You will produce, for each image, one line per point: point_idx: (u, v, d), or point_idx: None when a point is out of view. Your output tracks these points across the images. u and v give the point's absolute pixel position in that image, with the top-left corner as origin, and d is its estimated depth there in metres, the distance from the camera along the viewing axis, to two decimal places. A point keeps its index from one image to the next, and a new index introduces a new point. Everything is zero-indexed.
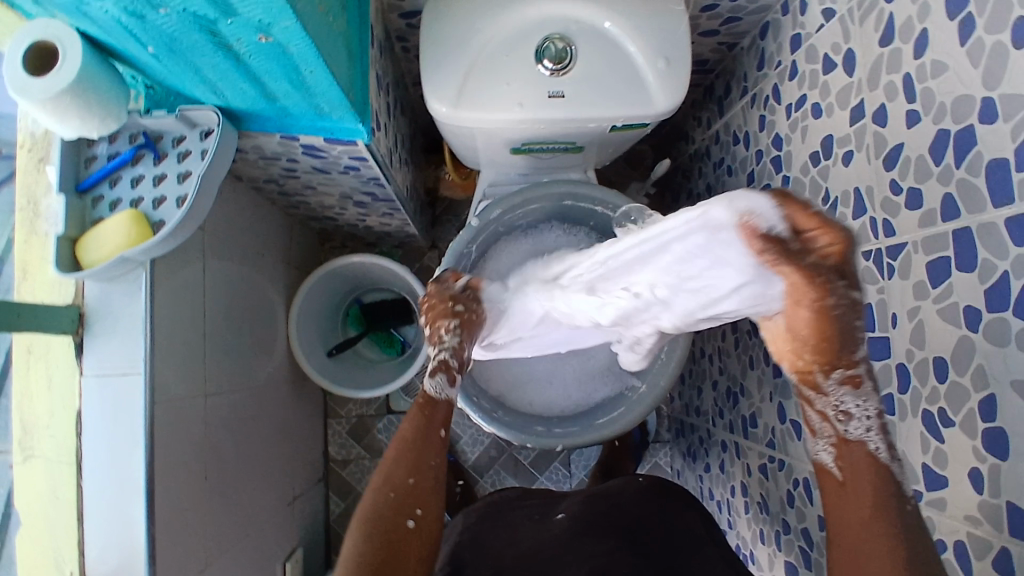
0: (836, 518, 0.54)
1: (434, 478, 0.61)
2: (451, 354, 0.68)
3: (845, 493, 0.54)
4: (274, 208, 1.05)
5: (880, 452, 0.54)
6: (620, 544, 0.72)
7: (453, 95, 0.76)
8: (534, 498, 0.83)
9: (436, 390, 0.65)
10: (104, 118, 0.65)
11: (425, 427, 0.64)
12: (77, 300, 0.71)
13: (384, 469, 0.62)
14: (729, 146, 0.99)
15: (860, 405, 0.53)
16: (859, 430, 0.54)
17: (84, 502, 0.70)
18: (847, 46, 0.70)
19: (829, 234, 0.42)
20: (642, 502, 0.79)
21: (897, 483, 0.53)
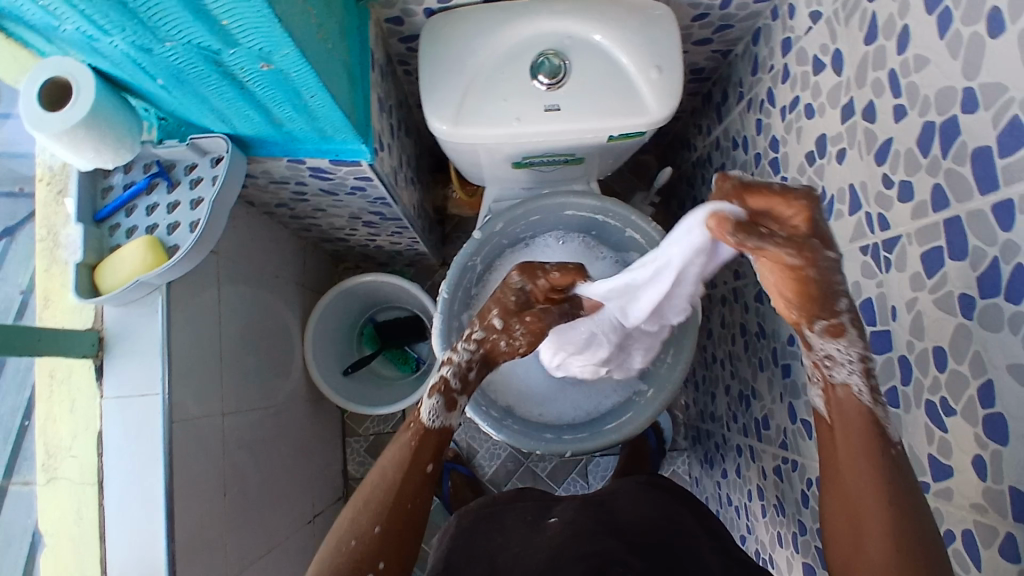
0: (828, 460, 0.58)
1: (410, 518, 0.61)
2: (453, 373, 0.70)
3: (837, 437, 0.57)
4: (287, 231, 1.08)
5: (866, 398, 0.56)
6: (611, 538, 0.73)
7: (452, 113, 0.78)
8: (528, 498, 0.81)
9: (434, 414, 0.66)
10: (117, 149, 0.68)
11: (403, 467, 0.63)
12: (96, 325, 0.74)
13: (352, 511, 0.61)
14: (729, 151, 1.01)
15: (843, 351, 0.56)
16: (843, 374, 0.57)
17: (107, 519, 0.73)
18: (834, 47, 0.71)
19: (795, 196, 0.51)
20: (636, 502, 0.80)
21: (886, 432, 0.55)
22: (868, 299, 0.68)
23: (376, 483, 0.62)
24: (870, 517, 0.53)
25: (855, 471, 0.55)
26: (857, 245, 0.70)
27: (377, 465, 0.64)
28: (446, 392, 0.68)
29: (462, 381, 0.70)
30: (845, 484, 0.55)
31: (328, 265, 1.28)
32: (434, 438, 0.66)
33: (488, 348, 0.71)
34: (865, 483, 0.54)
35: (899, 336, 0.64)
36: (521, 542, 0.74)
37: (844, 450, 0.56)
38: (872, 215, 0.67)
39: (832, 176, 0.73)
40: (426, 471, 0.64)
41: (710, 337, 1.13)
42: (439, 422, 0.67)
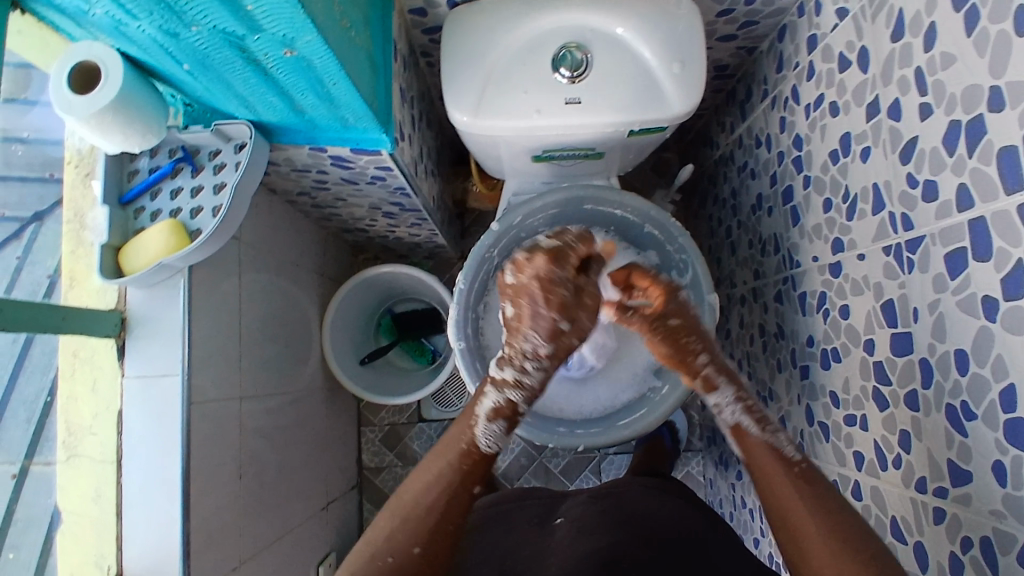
0: (769, 505, 0.60)
1: (452, 539, 0.59)
2: (503, 394, 0.63)
3: (762, 482, 0.61)
4: (308, 221, 1.09)
5: (758, 430, 0.63)
6: (618, 530, 0.70)
7: (473, 105, 0.78)
8: (534, 498, 0.83)
9: (491, 442, 0.62)
10: (144, 134, 0.69)
11: (451, 489, 0.60)
12: (120, 306, 0.75)
13: (392, 524, 0.59)
14: (752, 150, 1.00)
15: (723, 397, 0.66)
16: (733, 413, 0.65)
17: (124, 496, 0.74)
18: (861, 43, 0.70)
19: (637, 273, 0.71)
20: (644, 501, 0.78)
21: (789, 455, 0.61)
22: (889, 300, 0.67)
23: (420, 499, 0.60)
24: (803, 518, 0.57)
25: (788, 496, 0.58)
26: (879, 245, 0.68)
27: (416, 474, 0.62)
28: (501, 415, 0.63)
29: (519, 397, 0.63)
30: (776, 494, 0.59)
31: (348, 255, 1.29)
32: (481, 462, 0.62)
33: (558, 351, 0.63)
34: (791, 492, 0.58)
35: (920, 338, 0.63)
36: (531, 542, 0.74)
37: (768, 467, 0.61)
38: (896, 215, 0.66)
39: (856, 175, 0.72)
40: (472, 492, 0.61)
41: (728, 336, 1.12)
42: (497, 446, 0.62)
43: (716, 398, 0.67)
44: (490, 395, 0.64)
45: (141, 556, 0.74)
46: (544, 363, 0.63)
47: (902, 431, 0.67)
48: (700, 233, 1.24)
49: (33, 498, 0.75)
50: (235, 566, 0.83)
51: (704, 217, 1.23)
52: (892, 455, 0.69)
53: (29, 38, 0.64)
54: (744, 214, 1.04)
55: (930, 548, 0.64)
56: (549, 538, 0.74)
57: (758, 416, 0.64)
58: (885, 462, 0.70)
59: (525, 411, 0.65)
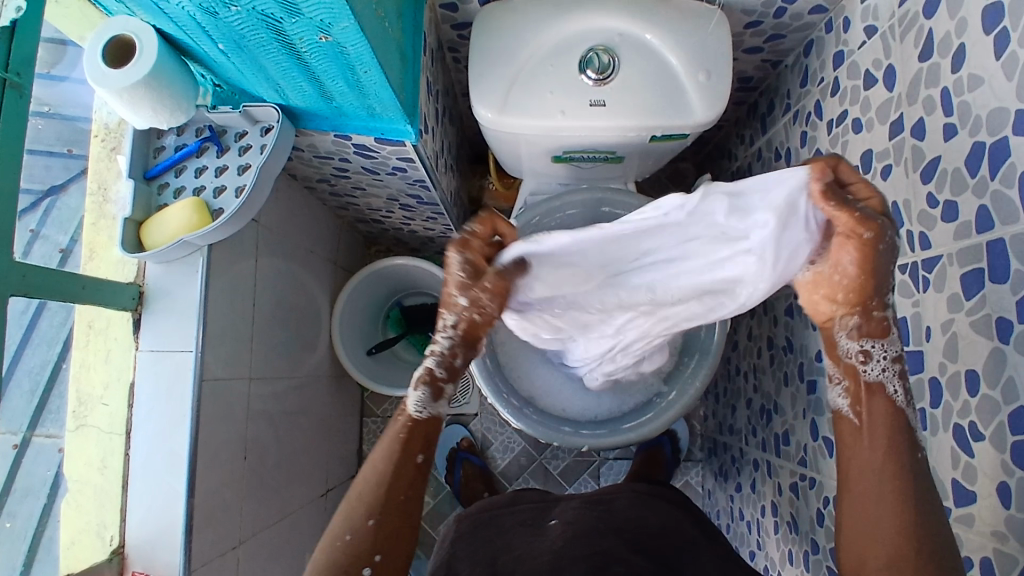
0: (847, 458, 0.59)
1: (402, 511, 0.62)
2: (439, 360, 0.63)
3: (861, 435, 0.58)
4: (325, 208, 1.10)
5: (898, 396, 0.58)
6: (611, 536, 0.70)
7: (498, 101, 0.79)
8: (526, 502, 0.83)
9: (417, 407, 0.63)
10: (173, 111, 0.70)
11: (392, 460, 0.62)
12: (138, 280, 0.76)
13: (348, 504, 0.62)
14: (771, 163, 1.00)
15: (880, 346, 0.57)
16: (878, 372, 0.58)
17: (131, 468, 0.75)
18: (888, 62, 0.71)
19: (868, 188, 0.52)
20: (635, 507, 0.77)
21: (908, 428, 0.57)
22: (902, 318, 0.68)
23: (369, 477, 0.62)
24: (883, 521, 0.55)
25: (871, 458, 0.57)
26: (895, 263, 0.69)
27: (371, 455, 0.63)
28: (433, 384, 0.63)
29: (446, 366, 0.63)
30: (862, 483, 0.57)
31: (361, 246, 1.30)
32: (425, 430, 0.64)
33: (466, 327, 0.61)
34: (881, 490, 0.55)
35: (931, 357, 0.63)
36: (523, 544, 0.73)
37: (864, 451, 0.58)
38: (913, 233, 0.66)
39: (875, 192, 0.73)
40: (416, 461, 0.63)
41: (735, 348, 1.12)
42: (429, 412, 0.64)
43: (864, 342, 0.57)
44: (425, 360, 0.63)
45: (142, 528, 0.74)
46: (456, 339, 0.62)
47: None
48: None
49: (33, 468, 0.72)
50: (233, 545, 0.84)
51: None
52: None
53: (70, 7, 0.66)
54: None
55: None
56: (541, 540, 0.72)
57: (907, 386, 0.58)
58: None
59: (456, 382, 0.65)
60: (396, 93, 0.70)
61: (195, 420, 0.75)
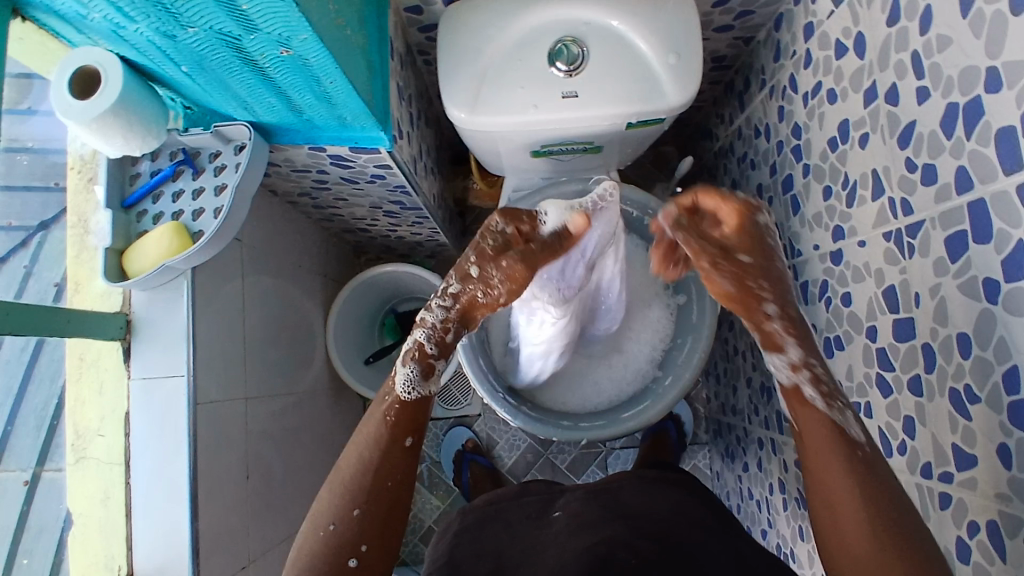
0: (811, 473, 0.59)
1: (391, 495, 0.63)
2: (431, 333, 0.68)
3: (805, 440, 0.61)
4: (310, 221, 1.10)
5: (819, 401, 0.61)
6: (617, 523, 0.69)
7: (470, 101, 0.79)
8: (534, 493, 0.82)
9: (406, 384, 0.65)
10: (145, 137, 0.70)
11: (380, 446, 0.64)
12: (124, 309, 0.76)
13: (328, 493, 0.63)
14: (751, 140, 1.00)
15: (783, 358, 0.64)
16: (790, 378, 0.63)
17: (133, 497, 0.74)
18: (856, 30, 0.70)
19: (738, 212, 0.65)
20: (642, 495, 0.76)
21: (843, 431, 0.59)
22: (890, 286, 0.67)
23: (354, 460, 0.64)
24: (853, 530, 0.55)
25: (830, 467, 0.58)
26: (879, 232, 0.68)
27: (358, 434, 0.65)
28: (424, 358, 0.67)
29: (434, 338, 0.68)
30: (831, 496, 0.57)
31: (350, 256, 1.30)
32: (413, 411, 0.66)
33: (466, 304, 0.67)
34: (848, 498, 0.56)
35: (922, 323, 0.63)
36: (529, 537, 0.73)
37: (829, 466, 0.58)
38: (895, 200, 0.65)
39: (855, 161, 0.72)
40: (405, 444, 0.65)
41: (732, 328, 1.11)
42: (417, 393, 0.66)
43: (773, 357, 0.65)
44: (415, 336, 0.68)
45: (149, 556, 0.74)
46: (446, 309, 0.67)
47: (907, 417, 0.67)
48: None
49: (43, 505, 0.74)
50: (242, 566, 0.84)
51: None
52: (898, 442, 0.69)
53: (31, 42, 0.64)
54: None
55: (935, 532, 0.64)
56: (546, 533, 0.72)
57: (825, 389, 0.61)
58: (890, 449, 0.70)
59: (444, 363, 0.69)
60: (365, 100, 0.69)
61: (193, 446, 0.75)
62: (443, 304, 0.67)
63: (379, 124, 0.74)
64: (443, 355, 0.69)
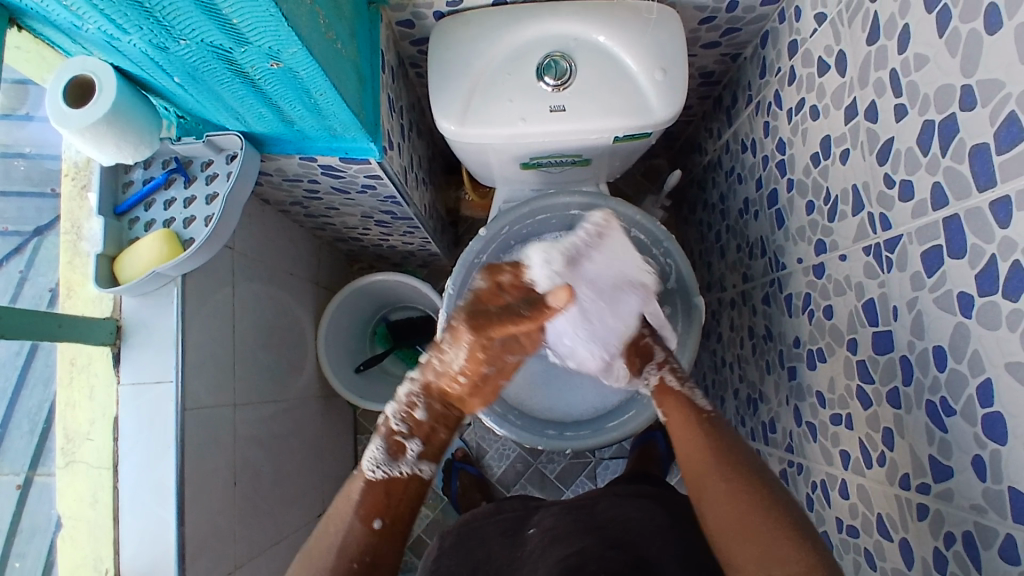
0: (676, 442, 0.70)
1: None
2: (402, 416, 0.69)
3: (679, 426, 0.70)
4: (302, 230, 1.11)
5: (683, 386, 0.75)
6: (590, 536, 0.71)
7: (459, 113, 0.80)
8: (509, 510, 0.81)
9: (369, 466, 0.66)
10: (138, 146, 0.71)
11: (345, 526, 0.63)
12: (114, 314, 0.76)
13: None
14: (738, 155, 1.01)
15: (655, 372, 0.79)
16: (655, 375, 0.79)
17: (120, 502, 0.74)
18: (838, 48, 0.72)
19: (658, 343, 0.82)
20: (618, 506, 0.77)
21: (695, 406, 0.72)
22: (870, 300, 0.68)
23: (324, 540, 0.63)
24: (711, 476, 0.63)
25: (690, 435, 0.68)
26: (860, 246, 0.70)
27: (329, 514, 0.66)
28: (398, 439, 0.68)
29: (410, 420, 0.69)
30: (691, 453, 0.66)
31: (343, 265, 1.30)
32: (392, 489, 0.66)
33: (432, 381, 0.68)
34: (700, 446, 0.66)
35: (900, 336, 0.64)
36: (506, 557, 0.74)
37: (686, 436, 0.68)
38: (875, 215, 0.67)
39: (837, 176, 0.74)
40: (375, 526, 0.64)
41: (720, 340, 1.12)
42: (382, 472, 0.67)
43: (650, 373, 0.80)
44: (387, 414, 0.70)
45: (134, 562, 0.74)
46: (415, 393, 0.69)
47: (886, 429, 0.67)
48: (691, 238, 1.25)
49: (36, 508, 0.76)
50: (229, 571, 0.84)
51: (693, 222, 1.24)
52: (877, 453, 0.69)
53: (27, 51, 0.65)
54: (731, 218, 1.06)
55: (914, 543, 0.65)
56: (523, 552, 0.73)
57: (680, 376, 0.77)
58: (870, 460, 0.71)
59: (420, 445, 0.69)
60: (355, 112, 0.71)
61: (181, 451, 0.75)
62: (412, 388, 0.69)
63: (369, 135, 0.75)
64: (420, 433, 0.69)
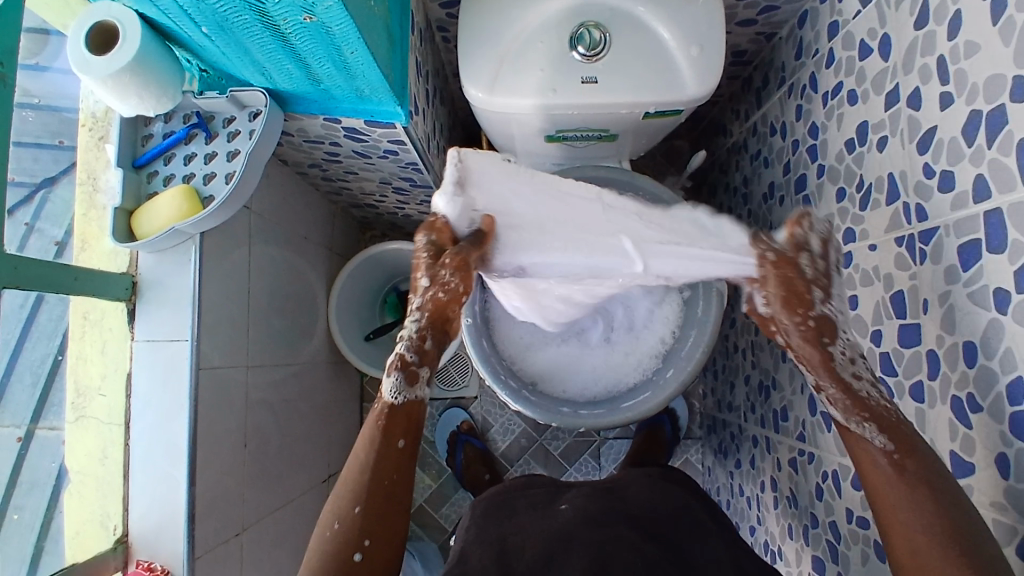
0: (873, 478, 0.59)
1: (389, 493, 0.63)
2: (410, 342, 0.65)
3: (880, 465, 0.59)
4: (319, 193, 1.09)
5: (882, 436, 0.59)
6: (623, 524, 0.69)
7: (489, 81, 0.79)
8: (540, 487, 0.81)
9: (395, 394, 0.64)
10: (160, 97, 0.69)
11: (375, 447, 0.64)
12: (131, 269, 0.76)
13: (335, 493, 0.64)
14: (766, 138, 0.99)
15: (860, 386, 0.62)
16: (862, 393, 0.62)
17: (132, 458, 0.75)
18: (882, 32, 0.70)
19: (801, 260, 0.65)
20: (646, 494, 0.77)
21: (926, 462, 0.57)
22: (898, 291, 0.67)
23: (354, 462, 0.64)
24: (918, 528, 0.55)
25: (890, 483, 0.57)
26: (892, 236, 0.68)
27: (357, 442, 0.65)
28: (405, 364, 0.64)
29: (419, 344, 0.65)
30: (894, 495, 0.57)
31: (356, 231, 1.29)
32: (406, 415, 0.65)
33: (433, 307, 0.65)
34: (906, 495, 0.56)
35: (928, 330, 0.63)
36: (534, 524, 0.73)
37: (890, 486, 0.57)
38: (910, 205, 0.65)
39: (872, 164, 0.72)
40: (398, 447, 0.65)
41: (734, 325, 1.12)
42: (406, 398, 0.65)
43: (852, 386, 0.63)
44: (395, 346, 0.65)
45: (146, 519, 0.74)
46: (422, 322, 0.65)
47: None
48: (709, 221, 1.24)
49: (37, 461, 0.69)
50: (233, 532, 0.83)
51: (712, 206, 1.22)
52: None
53: None
54: (755, 202, 1.04)
55: None
56: (552, 522, 0.72)
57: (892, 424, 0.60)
58: None
59: (430, 369, 0.67)
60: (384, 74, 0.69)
61: (194, 408, 0.75)
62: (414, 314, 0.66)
63: (397, 98, 0.74)
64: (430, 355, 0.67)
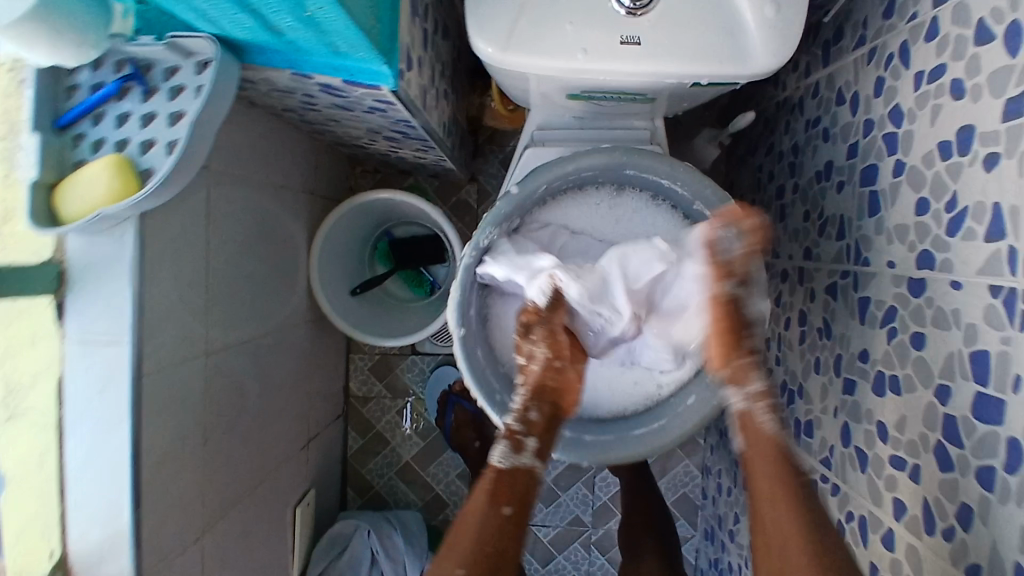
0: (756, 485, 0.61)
1: (495, 563, 0.56)
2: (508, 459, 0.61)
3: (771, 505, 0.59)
4: (298, 132, 0.93)
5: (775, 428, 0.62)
6: None
7: (503, 34, 0.61)
8: None
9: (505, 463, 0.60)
10: (80, 46, 0.53)
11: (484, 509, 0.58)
12: (58, 256, 0.61)
13: (436, 566, 0.56)
14: (829, 105, 0.83)
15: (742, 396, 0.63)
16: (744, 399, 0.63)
17: (68, 471, 0.64)
18: (1013, 15, 0.53)
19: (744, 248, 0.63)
20: None
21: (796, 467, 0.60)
22: (983, 353, 0.56)
23: (468, 521, 0.58)
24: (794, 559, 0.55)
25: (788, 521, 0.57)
26: (984, 283, 0.55)
27: (462, 509, 0.59)
28: (502, 500, 0.59)
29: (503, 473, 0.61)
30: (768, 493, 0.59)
31: (343, 167, 1.14)
32: (515, 482, 0.60)
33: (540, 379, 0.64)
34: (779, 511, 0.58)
35: (1016, 414, 0.52)
36: None
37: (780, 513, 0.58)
38: (1017, 254, 0.52)
39: (970, 184, 0.58)
40: (506, 514, 0.58)
41: None
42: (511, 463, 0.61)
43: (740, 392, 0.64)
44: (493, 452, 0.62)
45: (88, 538, 0.65)
46: (526, 398, 0.63)
47: (965, 504, 0.58)
48: (740, 181, 1.09)
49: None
50: (197, 533, 0.75)
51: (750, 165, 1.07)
52: (944, 524, 0.60)
53: None
54: (802, 179, 0.89)
55: None
56: None
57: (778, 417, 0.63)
58: (931, 525, 0.62)
59: (540, 443, 0.63)
60: (366, 30, 0.52)
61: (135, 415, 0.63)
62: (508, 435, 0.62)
63: (384, 57, 0.57)
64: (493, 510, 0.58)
